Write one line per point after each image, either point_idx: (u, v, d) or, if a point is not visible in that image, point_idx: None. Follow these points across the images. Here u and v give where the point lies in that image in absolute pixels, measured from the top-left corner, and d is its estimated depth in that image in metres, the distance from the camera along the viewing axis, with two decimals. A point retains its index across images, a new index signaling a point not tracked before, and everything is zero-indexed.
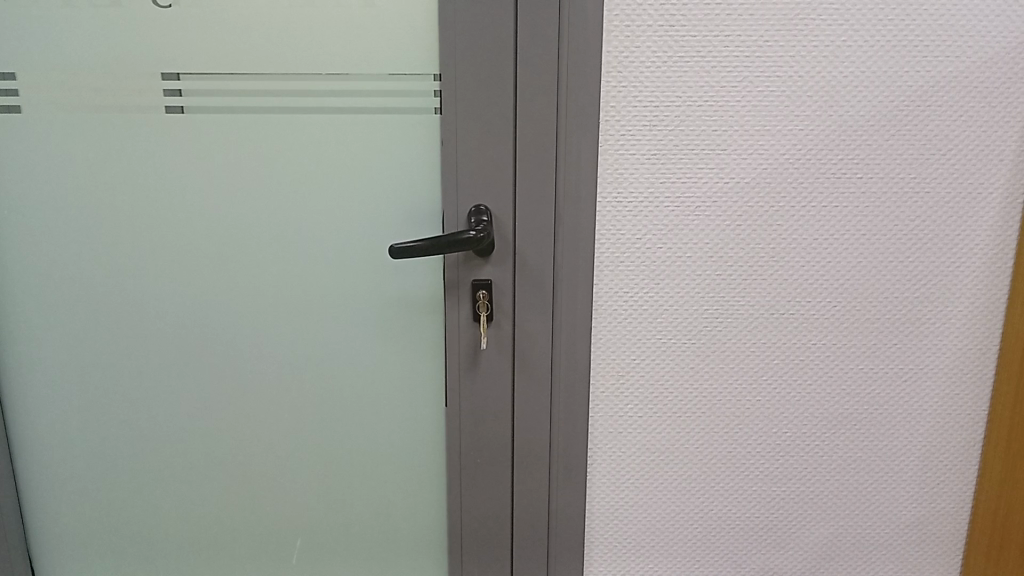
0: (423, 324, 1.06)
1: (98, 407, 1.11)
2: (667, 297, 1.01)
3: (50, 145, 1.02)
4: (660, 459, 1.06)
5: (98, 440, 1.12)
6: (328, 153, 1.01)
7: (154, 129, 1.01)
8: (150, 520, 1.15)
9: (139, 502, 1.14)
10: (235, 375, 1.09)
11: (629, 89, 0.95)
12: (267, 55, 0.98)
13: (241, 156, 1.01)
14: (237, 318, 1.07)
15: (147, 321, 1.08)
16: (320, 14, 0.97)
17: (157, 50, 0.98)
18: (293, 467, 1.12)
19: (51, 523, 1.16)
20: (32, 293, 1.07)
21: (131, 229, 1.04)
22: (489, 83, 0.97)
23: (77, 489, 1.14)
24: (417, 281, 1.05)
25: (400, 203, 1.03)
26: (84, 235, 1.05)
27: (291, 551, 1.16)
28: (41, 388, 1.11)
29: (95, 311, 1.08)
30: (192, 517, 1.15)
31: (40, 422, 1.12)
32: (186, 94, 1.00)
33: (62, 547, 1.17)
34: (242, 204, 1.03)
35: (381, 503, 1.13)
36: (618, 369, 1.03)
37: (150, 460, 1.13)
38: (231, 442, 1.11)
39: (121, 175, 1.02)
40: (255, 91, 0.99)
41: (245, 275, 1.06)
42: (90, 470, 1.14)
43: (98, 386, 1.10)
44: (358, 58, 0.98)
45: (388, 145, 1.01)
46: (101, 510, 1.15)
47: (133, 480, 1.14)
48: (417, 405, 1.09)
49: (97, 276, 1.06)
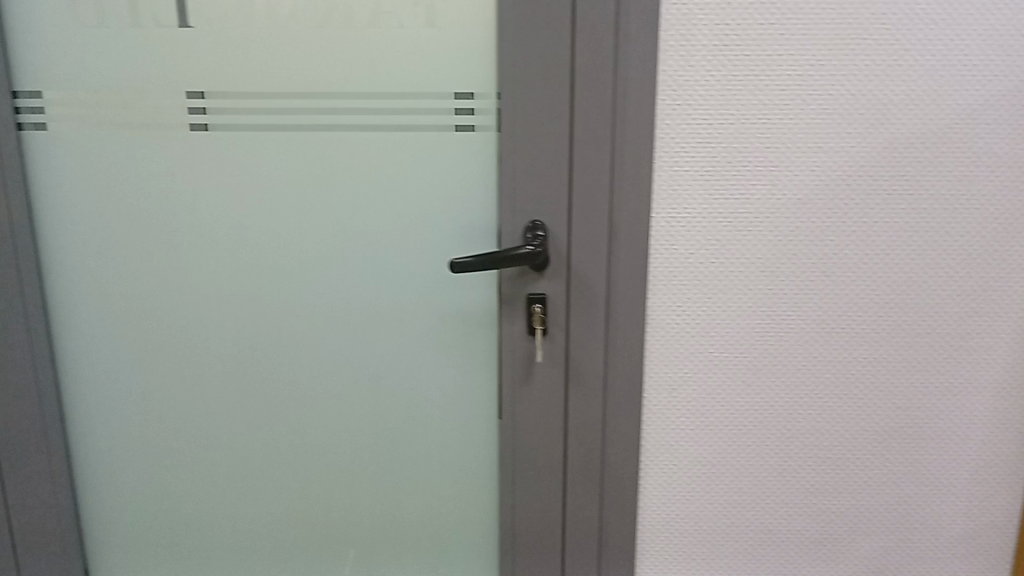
0: (476, 337, 1.08)
1: (156, 418, 1.13)
2: (720, 312, 1.02)
3: (118, 160, 1.05)
4: (711, 471, 1.07)
5: (156, 451, 1.14)
6: (386, 169, 1.03)
7: (218, 146, 1.03)
8: (207, 529, 1.17)
9: (196, 511, 1.16)
10: (292, 388, 1.11)
11: (683, 107, 0.97)
12: (329, 74, 1.01)
13: (301, 173, 1.04)
14: (293, 331, 1.09)
15: (207, 333, 1.10)
16: (381, 35, 0.99)
17: (223, 68, 1.01)
18: (348, 477, 1.14)
19: (107, 535, 1.18)
20: (95, 305, 1.10)
21: (192, 243, 1.07)
22: (545, 101, 0.99)
23: (135, 500, 1.16)
24: (472, 295, 1.07)
25: (455, 218, 1.05)
26: (148, 248, 1.08)
27: (345, 561, 1.17)
28: (100, 399, 1.13)
29: (156, 326, 1.10)
30: (249, 526, 1.16)
31: (100, 433, 1.14)
32: (250, 111, 1.02)
33: (119, 556, 1.19)
34: (301, 219, 1.06)
35: (434, 513, 1.14)
36: (669, 383, 1.04)
37: (207, 470, 1.15)
38: (286, 453, 1.13)
39: (185, 190, 1.05)
40: (317, 109, 1.02)
41: (304, 288, 1.08)
42: (147, 481, 1.15)
43: (157, 397, 1.12)
44: (419, 76, 1.00)
45: (445, 162, 1.03)
46: (159, 519, 1.17)
47: (190, 491, 1.15)
48: (470, 417, 1.10)
49: (159, 290, 1.09)
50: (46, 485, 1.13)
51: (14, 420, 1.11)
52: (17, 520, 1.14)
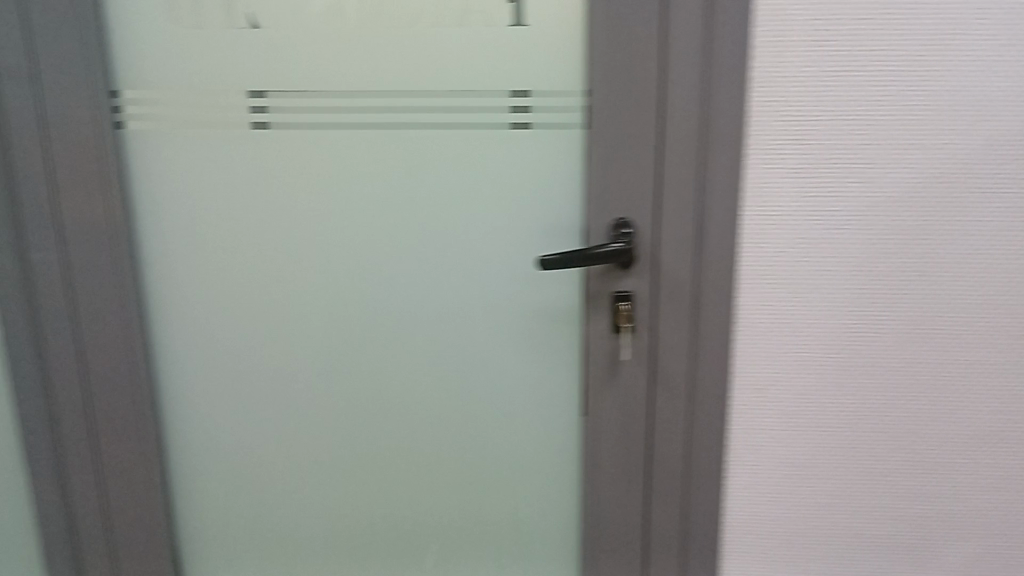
0: (561, 335, 1.08)
1: (245, 410, 1.16)
2: (810, 312, 1.01)
3: (213, 158, 1.07)
4: (798, 473, 1.06)
5: (245, 443, 1.17)
6: (474, 167, 1.04)
7: (309, 143, 1.06)
8: (293, 520, 1.19)
9: (282, 502, 1.19)
10: (377, 383, 1.13)
11: (776, 104, 0.96)
12: (419, 73, 1.02)
13: (390, 170, 1.05)
14: (379, 326, 1.11)
15: (295, 327, 1.12)
16: (471, 34, 1.00)
17: (315, 67, 1.03)
18: (431, 470, 1.15)
19: (195, 526, 1.21)
20: (188, 300, 1.13)
21: (283, 239, 1.09)
22: (635, 98, 0.98)
23: (223, 491, 1.19)
24: (556, 293, 1.07)
25: (542, 216, 1.06)
26: (241, 244, 1.10)
27: (426, 553, 1.19)
28: (191, 392, 1.16)
29: (246, 320, 1.13)
30: (333, 518, 1.19)
31: (190, 426, 1.17)
32: (341, 109, 1.04)
33: (207, 546, 1.22)
34: (390, 215, 1.07)
35: (515, 509, 1.15)
36: (757, 383, 1.03)
37: (294, 462, 1.17)
38: (371, 447, 1.15)
39: (277, 186, 1.08)
40: (407, 107, 1.03)
41: (390, 284, 1.09)
42: (236, 473, 1.18)
43: (246, 390, 1.15)
44: (508, 74, 1.01)
45: (533, 159, 1.04)
46: (246, 510, 1.20)
47: (276, 483, 1.18)
48: (553, 414, 1.11)
49: (250, 285, 1.11)
50: (138, 477, 1.16)
51: (110, 413, 1.14)
52: (111, 510, 1.18)
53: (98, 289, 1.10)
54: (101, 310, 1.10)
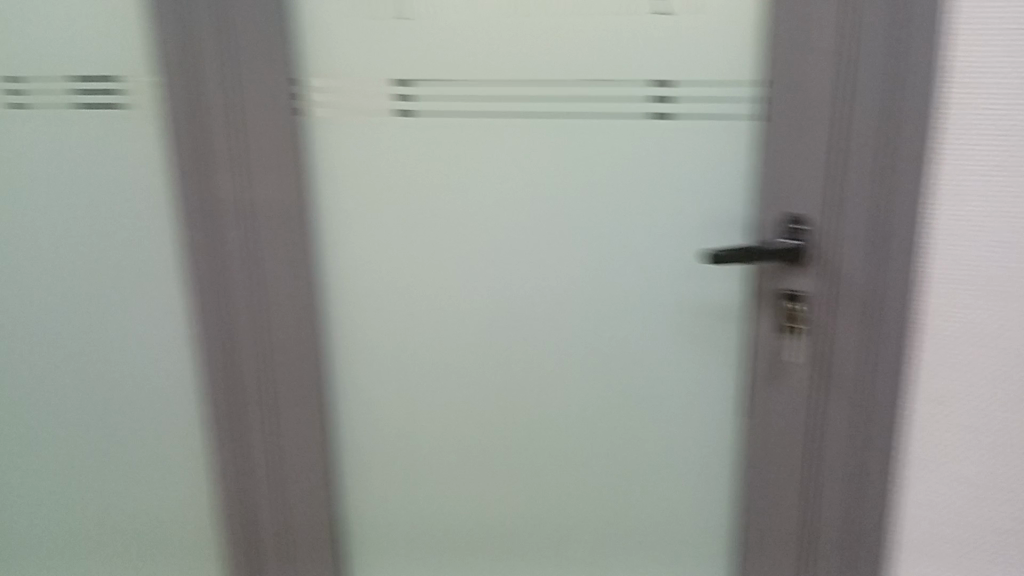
0: (724, 331, 1.08)
1: (408, 389, 1.21)
2: (999, 320, 0.96)
3: (385, 145, 1.11)
4: (975, 484, 1.02)
5: (407, 421, 1.23)
6: (640, 158, 1.03)
7: (478, 132, 1.07)
8: (451, 493, 1.26)
9: (441, 476, 1.25)
10: (536, 369, 1.16)
11: (975, 99, 0.90)
12: (589, 63, 1.02)
13: (559, 161, 1.06)
14: (541, 314, 1.13)
15: (458, 312, 1.16)
16: (643, 24, 0.99)
17: (486, 56, 1.04)
18: (587, 455, 1.18)
19: (357, 496, 1.28)
20: (356, 282, 1.18)
21: (451, 226, 1.13)
22: (815, 91, 0.94)
23: (384, 464, 1.26)
24: (720, 289, 1.07)
25: (707, 209, 1.04)
26: (409, 228, 1.14)
27: (579, 533, 1.23)
28: (357, 370, 1.22)
29: (412, 303, 1.17)
30: (490, 494, 1.24)
31: (354, 402, 1.23)
32: (511, 99, 1.05)
33: (366, 516, 1.29)
34: (554, 206, 1.08)
35: (669, 497, 1.17)
36: (936, 391, 0.99)
37: (454, 440, 1.23)
38: (528, 430, 1.19)
39: (445, 174, 1.10)
40: (575, 97, 1.03)
41: (552, 273, 1.11)
42: (397, 448, 1.25)
43: (409, 370, 1.20)
44: (680, 65, 0.99)
45: (702, 152, 1.02)
46: (406, 482, 1.26)
47: (437, 458, 1.24)
48: (711, 409, 1.11)
49: (417, 270, 1.16)
50: (308, 447, 1.23)
51: (283, 386, 1.21)
52: (281, 478, 1.26)
53: (278, 270, 1.16)
54: (281, 291, 1.17)
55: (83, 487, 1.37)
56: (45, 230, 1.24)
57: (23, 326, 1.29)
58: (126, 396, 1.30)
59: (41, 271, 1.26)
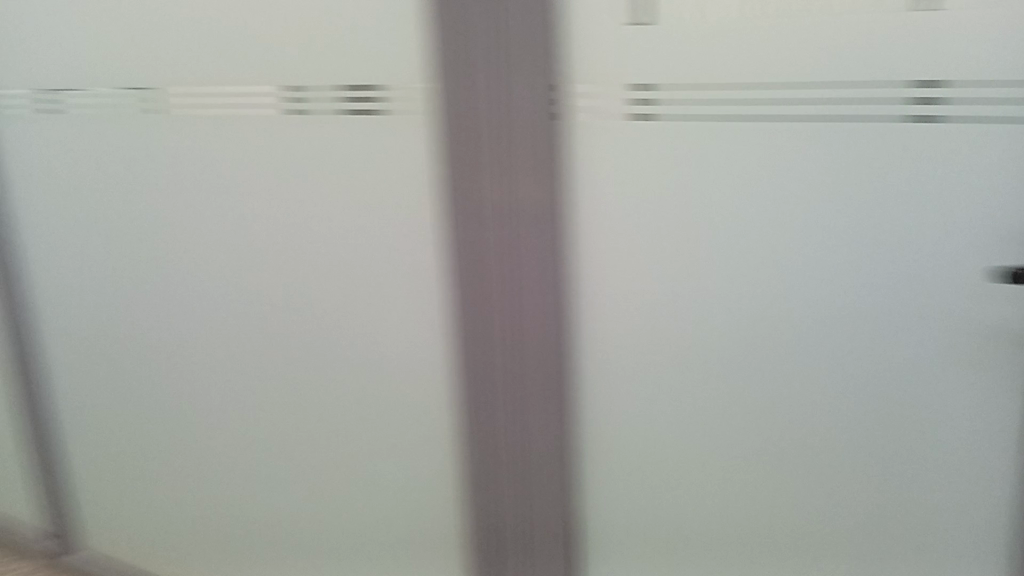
0: (1010, 352, 1.02)
1: (655, 392, 1.23)
2: None
3: (648, 149, 1.12)
4: None
5: (652, 424, 1.25)
6: (925, 163, 1.00)
7: (748, 136, 1.07)
8: (693, 497, 1.27)
9: (684, 479, 1.26)
10: (793, 378, 1.15)
11: None
12: (875, 64, 0.98)
13: (849, 165, 1.04)
14: (813, 320, 1.11)
15: (713, 318, 1.16)
16: (938, 22, 0.95)
17: (761, 59, 1.03)
18: (842, 467, 1.17)
19: (596, 491, 1.32)
20: (609, 285, 1.20)
21: (716, 226, 1.12)
22: None
23: (626, 464, 1.28)
24: (1008, 308, 1.01)
25: (1000, 219, 0.98)
26: (666, 232, 1.15)
27: (829, 546, 1.21)
28: (604, 370, 1.25)
29: (665, 308, 1.18)
30: (733, 500, 1.25)
31: (599, 403, 1.27)
32: (786, 102, 1.04)
33: (604, 512, 1.32)
34: (825, 212, 1.06)
35: (932, 515, 1.14)
36: None
37: (700, 445, 1.23)
38: (779, 439, 1.19)
39: (709, 178, 1.10)
40: (856, 99, 1.01)
41: (819, 280, 1.09)
42: (640, 450, 1.27)
43: (657, 373, 1.22)
44: (978, 65, 0.95)
45: (997, 158, 0.97)
46: (647, 483, 1.28)
47: (680, 462, 1.25)
48: (989, 429, 1.07)
49: (673, 273, 1.16)
50: (552, 434, 1.29)
51: (534, 380, 1.28)
52: (528, 465, 1.33)
53: (536, 269, 1.21)
54: (537, 290, 1.22)
55: (345, 455, 1.52)
56: (329, 222, 1.39)
57: (307, 308, 1.46)
58: (387, 376, 1.42)
59: (326, 257, 1.41)
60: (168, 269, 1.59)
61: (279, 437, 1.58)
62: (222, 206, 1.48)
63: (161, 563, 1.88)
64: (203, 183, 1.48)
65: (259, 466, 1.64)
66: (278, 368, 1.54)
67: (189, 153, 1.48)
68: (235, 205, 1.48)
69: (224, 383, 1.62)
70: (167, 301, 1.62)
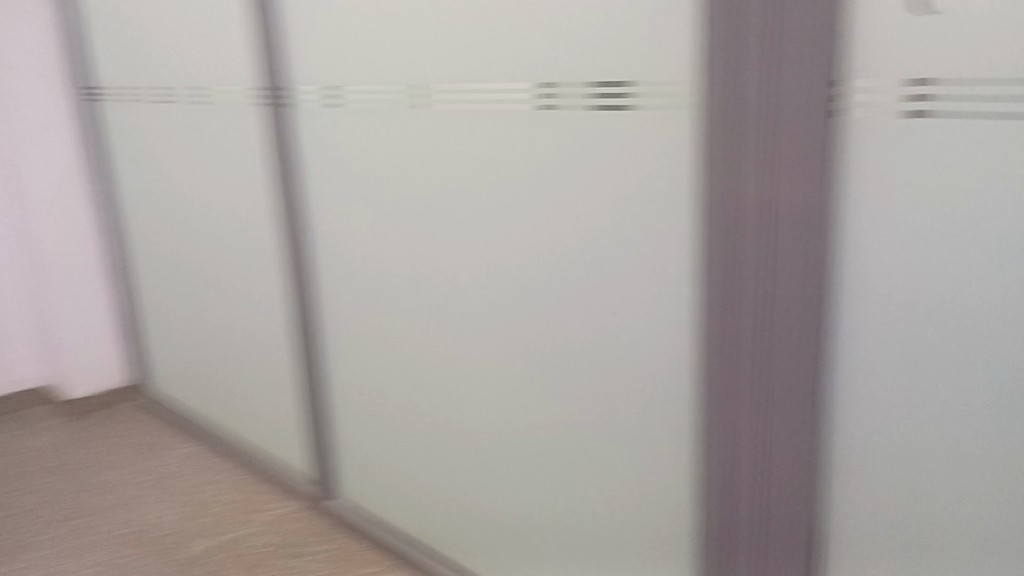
0: None
1: (922, 425, 1.11)
2: None
3: (937, 153, 1.02)
4: None
5: (914, 460, 1.12)
6: None
7: None
8: (956, 548, 1.12)
9: (947, 526, 1.12)
10: None
11: None
12: None
13: None
14: None
15: (996, 347, 1.02)
16: None
17: None
18: None
19: (842, 524, 1.22)
20: (875, 299, 1.11)
21: (1016, 246, 0.98)
22: None
23: (879, 498, 1.17)
24: None
25: None
26: (948, 246, 1.03)
27: None
28: (862, 392, 1.15)
29: (941, 330, 1.06)
30: (1004, 559, 1.08)
31: (853, 426, 1.17)
32: None
33: (848, 548, 1.22)
34: None
35: None
36: None
37: (971, 492, 1.09)
38: None
39: (1010, 185, 0.97)
40: None
41: None
42: (897, 484, 1.15)
43: (926, 404, 1.10)
44: None
45: None
46: (907, 527, 1.15)
47: (944, 506, 1.12)
48: None
49: (955, 293, 1.04)
50: (799, 459, 1.21)
51: (783, 392, 1.20)
52: (767, 483, 1.26)
53: (795, 276, 1.14)
54: (794, 297, 1.15)
55: (585, 445, 1.56)
56: (586, 217, 1.42)
57: (559, 301, 1.52)
58: (630, 373, 1.43)
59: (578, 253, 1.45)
60: (431, 253, 1.73)
61: (523, 418, 1.66)
62: (484, 198, 1.58)
63: (407, 515, 2.06)
64: (470, 176, 1.59)
65: (501, 441, 1.73)
66: (524, 356, 1.61)
67: (460, 147, 1.59)
68: (496, 197, 1.56)
69: (472, 366, 1.73)
70: (427, 280, 1.76)
